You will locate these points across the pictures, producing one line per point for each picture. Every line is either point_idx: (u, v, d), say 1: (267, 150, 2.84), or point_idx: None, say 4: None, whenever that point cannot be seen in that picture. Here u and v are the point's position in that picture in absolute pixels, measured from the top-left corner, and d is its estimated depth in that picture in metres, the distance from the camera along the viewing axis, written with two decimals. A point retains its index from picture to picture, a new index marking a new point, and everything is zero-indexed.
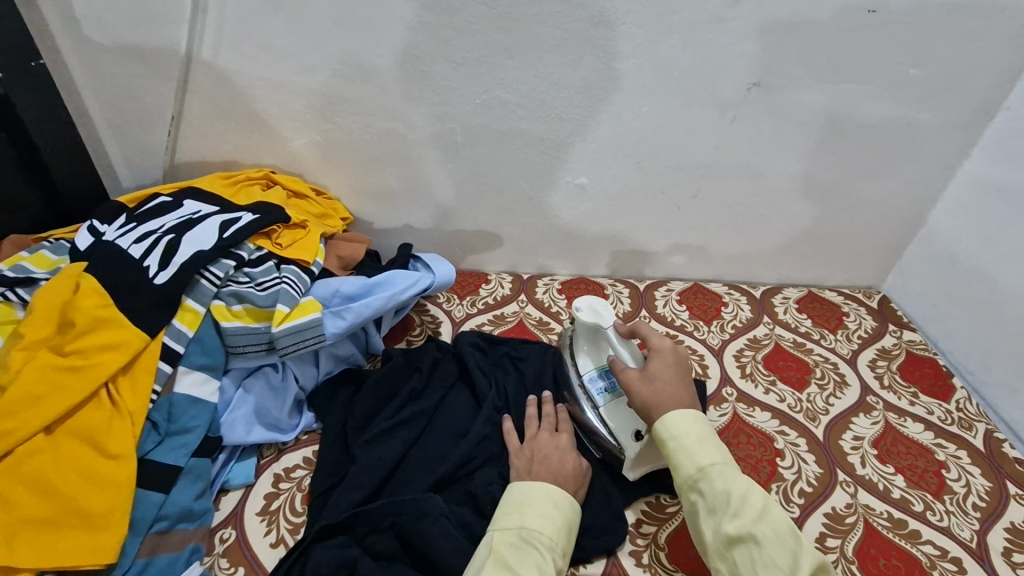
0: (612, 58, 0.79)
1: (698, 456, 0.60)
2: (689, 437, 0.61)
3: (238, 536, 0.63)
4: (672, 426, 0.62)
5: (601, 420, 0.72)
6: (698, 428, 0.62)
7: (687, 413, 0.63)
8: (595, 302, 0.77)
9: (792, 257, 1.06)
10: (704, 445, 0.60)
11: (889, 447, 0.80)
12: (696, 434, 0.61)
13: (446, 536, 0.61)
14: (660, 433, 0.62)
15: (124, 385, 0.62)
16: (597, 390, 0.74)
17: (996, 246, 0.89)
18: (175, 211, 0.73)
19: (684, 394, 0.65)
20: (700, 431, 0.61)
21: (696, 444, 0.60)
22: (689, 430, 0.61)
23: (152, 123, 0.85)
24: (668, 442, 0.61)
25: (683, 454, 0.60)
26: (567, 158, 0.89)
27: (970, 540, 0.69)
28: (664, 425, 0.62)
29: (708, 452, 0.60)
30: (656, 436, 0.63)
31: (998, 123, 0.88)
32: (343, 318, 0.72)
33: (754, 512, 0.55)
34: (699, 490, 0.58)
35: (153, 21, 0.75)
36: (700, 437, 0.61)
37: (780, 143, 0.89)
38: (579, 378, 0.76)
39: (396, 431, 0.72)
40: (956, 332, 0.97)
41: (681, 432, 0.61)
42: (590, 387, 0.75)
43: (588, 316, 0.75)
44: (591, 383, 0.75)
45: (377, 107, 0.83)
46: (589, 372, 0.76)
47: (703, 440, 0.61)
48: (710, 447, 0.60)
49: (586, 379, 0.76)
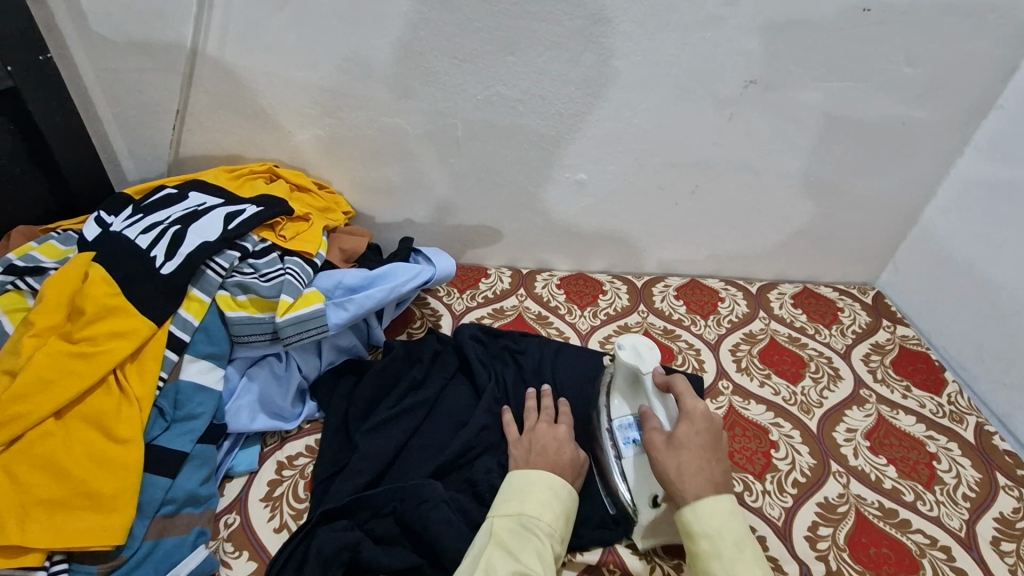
0: (612, 55, 0.80)
1: (736, 569, 0.54)
2: (726, 541, 0.55)
3: (242, 522, 0.65)
4: (707, 523, 0.56)
5: (622, 473, 0.68)
6: (736, 531, 0.56)
7: (721, 500, 0.57)
8: (639, 343, 0.71)
9: (788, 253, 1.07)
10: (742, 554, 0.55)
11: (882, 439, 0.81)
12: (732, 539, 0.55)
13: (446, 521, 0.62)
14: (692, 528, 0.57)
15: (132, 372, 0.63)
16: (625, 440, 0.69)
17: (988, 242, 0.90)
18: (181, 203, 0.74)
19: (713, 471, 0.59)
20: (738, 535, 0.56)
21: (732, 551, 0.55)
22: (727, 533, 0.56)
23: (158, 117, 0.86)
24: (701, 540, 0.56)
25: (717, 560, 0.55)
26: (566, 154, 0.91)
27: (960, 529, 0.71)
28: (698, 520, 0.56)
29: (745, 562, 0.54)
30: (686, 530, 0.57)
31: (990, 121, 0.89)
32: (346, 309, 0.74)
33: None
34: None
35: (161, 17, 0.76)
36: (737, 543, 0.55)
37: (776, 140, 0.91)
38: (609, 423, 0.71)
39: (397, 420, 0.73)
40: (948, 328, 0.98)
41: (717, 532, 0.56)
42: (620, 437, 0.69)
43: (628, 358, 0.70)
44: (621, 432, 0.70)
45: (380, 102, 0.84)
46: (622, 418, 0.71)
47: (741, 547, 0.55)
48: (748, 556, 0.55)
49: (616, 426, 0.70)
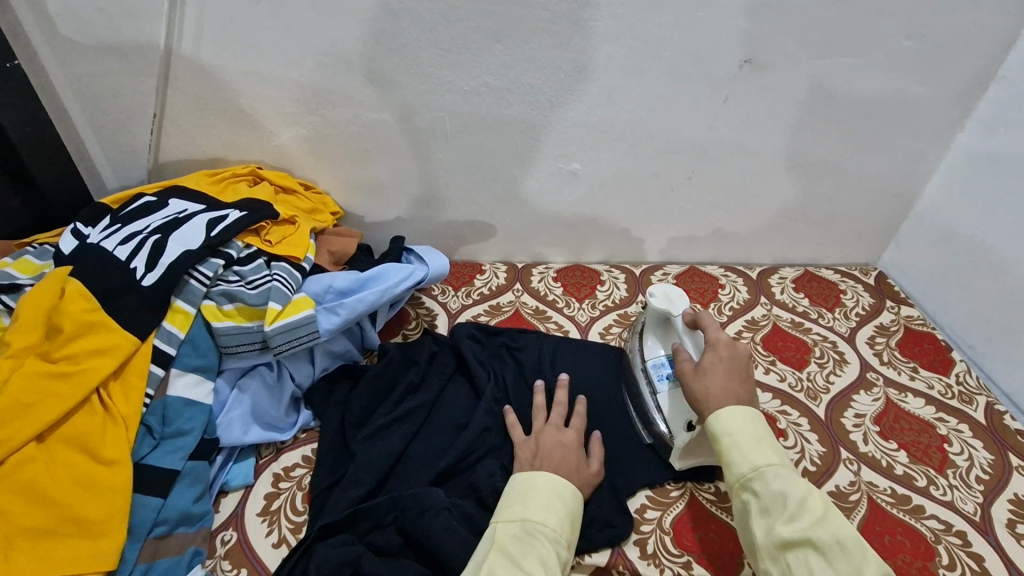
0: (600, 40, 0.77)
1: (754, 456, 0.57)
2: (745, 436, 0.59)
3: (240, 538, 0.63)
4: (726, 421, 0.60)
5: (657, 406, 0.72)
6: (754, 427, 0.59)
7: (742, 408, 0.61)
8: (669, 290, 0.76)
9: (788, 236, 1.05)
10: (760, 444, 0.58)
11: (891, 423, 0.80)
12: (751, 433, 0.59)
13: (450, 528, 0.60)
14: (713, 428, 0.60)
15: (116, 389, 0.61)
16: (660, 376, 0.74)
17: (993, 218, 0.88)
18: (160, 211, 0.71)
19: (737, 390, 0.62)
20: (756, 431, 0.59)
21: (751, 443, 0.58)
22: (744, 429, 0.59)
23: (134, 122, 0.83)
24: (721, 438, 0.59)
25: (737, 453, 0.58)
26: (559, 143, 0.88)
27: (974, 513, 0.69)
28: (718, 420, 0.60)
29: (764, 452, 0.58)
30: (709, 432, 0.61)
31: (992, 93, 0.87)
32: (337, 314, 0.71)
33: (814, 517, 0.53)
34: (753, 490, 0.56)
35: (130, 17, 0.73)
36: (756, 437, 0.59)
37: (773, 121, 0.88)
38: (642, 362, 0.76)
39: (396, 426, 0.71)
40: (955, 307, 0.96)
41: (735, 428, 0.59)
42: (653, 374, 0.74)
43: (659, 301, 0.75)
44: (655, 370, 0.75)
45: (363, 97, 0.82)
46: (656, 358, 0.76)
47: (758, 439, 0.58)
48: (766, 446, 0.58)
49: (650, 366, 0.75)
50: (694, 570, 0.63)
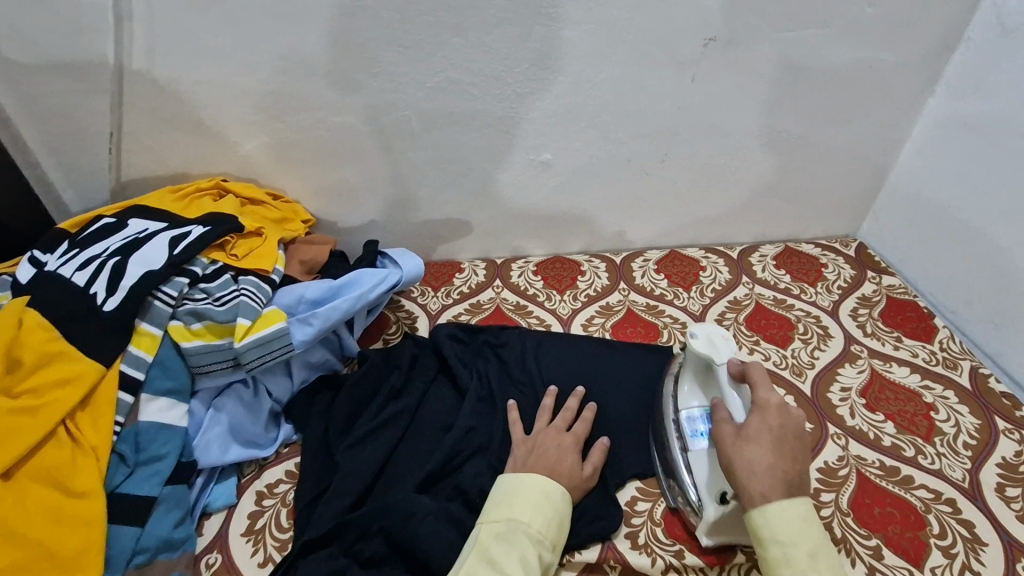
0: (562, 26, 0.76)
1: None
2: (800, 550, 0.53)
3: (224, 560, 0.62)
4: (778, 530, 0.54)
5: (687, 467, 0.66)
6: (809, 538, 0.53)
7: (794, 504, 0.54)
8: (714, 332, 0.70)
9: (768, 212, 1.04)
10: (816, 562, 0.52)
11: (877, 394, 0.80)
12: (806, 546, 0.53)
13: (435, 534, 0.60)
14: (761, 533, 0.54)
15: (83, 420, 0.59)
16: (695, 433, 0.68)
17: (968, 181, 0.88)
18: (120, 232, 0.70)
19: (786, 469, 0.56)
20: (811, 545, 0.53)
21: (806, 560, 0.52)
22: (798, 541, 0.53)
23: (91, 141, 0.81)
24: (772, 546, 0.54)
25: (789, 569, 0.53)
26: (528, 133, 0.87)
27: (963, 479, 0.69)
28: (769, 528, 0.54)
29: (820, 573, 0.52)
30: (755, 534, 0.55)
31: (959, 55, 0.87)
32: (311, 325, 0.70)
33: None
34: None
35: (78, 34, 0.71)
36: (811, 553, 0.53)
37: (743, 97, 0.87)
38: (675, 412, 0.70)
39: (379, 433, 0.70)
40: (935, 273, 0.96)
41: (788, 540, 0.53)
42: (687, 428, 0.68)
43: (700, 346, 0.69)
44: (689, 424, 0.69)
45: (324, 100, 0.80)
46: (691, 411, 0.69)
47: (814, 555, 0.53)
48: (822, 565, 0.53)
49: (684, 417, 0.69)
50: (686, 560, 0.63)
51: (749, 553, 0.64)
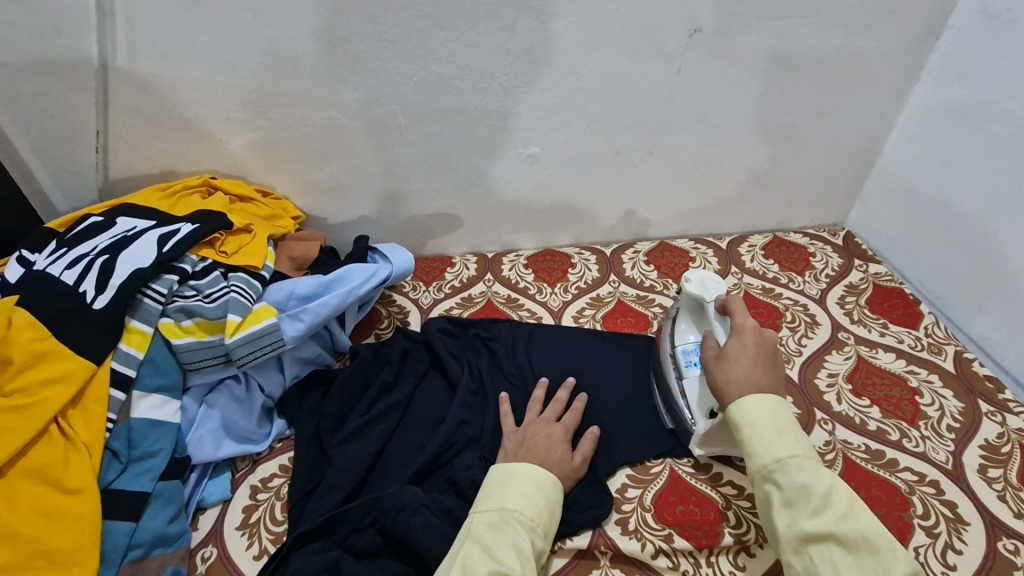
0: (548, 19, 0.76)
1: (776, 447, 0.55)
2: (769, 426, 0.56)
3: (220, 553, 0.62)
4: (746, 410, 0.58)
5: (681, 391, 0.72)
6: (778, 417, 0.57)
7: (763, 396, 0.58)
8: (706, 277, 0.75)
9: (757, 203, 1.05)
10: (783, 434, 0.56)
11: (863, 380, 0.81)
12: (772, 422, 0.57)
13: (428, 525, 0.60)
14: (734, 416, 0.58)
15: (76, 417, 0.60)
16: (689, 363, 0.72)
17: (951, 168, 0.89)
18: (108, 230, 0.70)
19: (761, 376, 0.60)
20: (778, 420, 0.57)
21: (773, 432, 0.56)
22: (766, 417, 0.57)
23: (77, 140, 0.80)
24: (743, 427, 0.57)
25: (759, 443, 0.56)
26: (516, 127, 0.87)
27: (946, 462, 0.71)
28: (739, 410, 0.58)
29: (787, 443, 0.55)
30: (730, 421, 0.59)
31: (943, 44, 0.88)
32: (300, 320, 0.70)
33: (838, 512, 0.51)
34: (776, 482, 0.54)
35: (63, 32, 0.70)
36: (778, 426, 0.56)
37: (730, 88, 0.88)
38: (672, 348, 0.75)
39: (371, 427, 0.71)
40: (920, 260, 0.97)
41: (757, 418, 0.57)
42: (682, 359, 0.73)
43: (692, 285, 0.74)
44: (684, 356, 0.73)
45: (312, 96, 0.80)
46: (686, 344, 0.74)
47: (781, 429, 0.56)
48: (788, 437, 0.56)
49: (679, 351, 0.74)
50: (675, 543, 0.64)
51: (737, 536, 0.65)
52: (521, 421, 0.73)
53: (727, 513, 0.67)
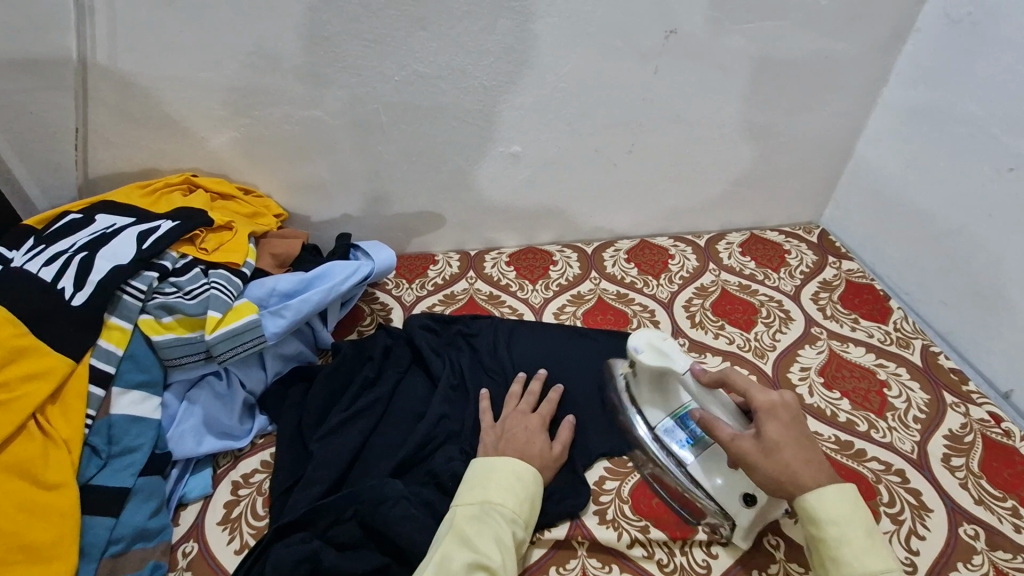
0: (525, 19, 0.78)
1: (870, 559, 0.53)
2: (856, 530, 0.55)
3: (201, 548, 0.63)
4: (834, 511, 0.55)
5: (694, 479, 0.66)
6: (862, 519, 0.55)
7: (844, 490, 0.57)
8: (655, 340, 0.68)
9: (734, 201, 1.07)
10: (873, 544, 0.54)
11: (834, 372, 0.83)
12: (861, 528, 0.55)
13: (408, 516, 0.61)
14: (818, 515, 0.56)
15: (54, 413, 0.60)
16: (680, 443, 0.68)
17: (918, 167, 0.92)
18: (87, 228, 0.70)
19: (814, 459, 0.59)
20: (865, 527, 0.55)
21: (863, 542, 0.54)
22: (854, 521, 0.55)
23: (56, 137, 0.80)
24: (829, 529, 0.55)
25: (849, 551, 0.54)
26: (496, 125, 0.88)
27: (912, 451, 0.73)
28: (826, 510, 0.55)
29: (879, 556, 0.54)
30: (810, 519, 0.56)
31: (910, 47, 0.91)
32: (283, 317, 0.71)
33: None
34: None
35: (40, 29, 0.70)
36: (866, 535, 0.55)
37: (705, 89, 0.90)
38: (654, 431, 0.69)
39: (352, 422, 0.72)
40: (890, 257, 0.99)
41: (846, 520, 0.55)
42: (672, 443, 0.68)
43: (651, 359, 0.67)
44: (670, 437, 0.68)
45: (293, 94, 0.80)
46: (664, 423, 0.69)
47: (870, 538, 0.55)
48: (877, 548, 0.54)
49: (663, 433, 0.68)
50: (650, 534, 0.65)
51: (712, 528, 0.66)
52: (498, 417, 0.74)
53: None
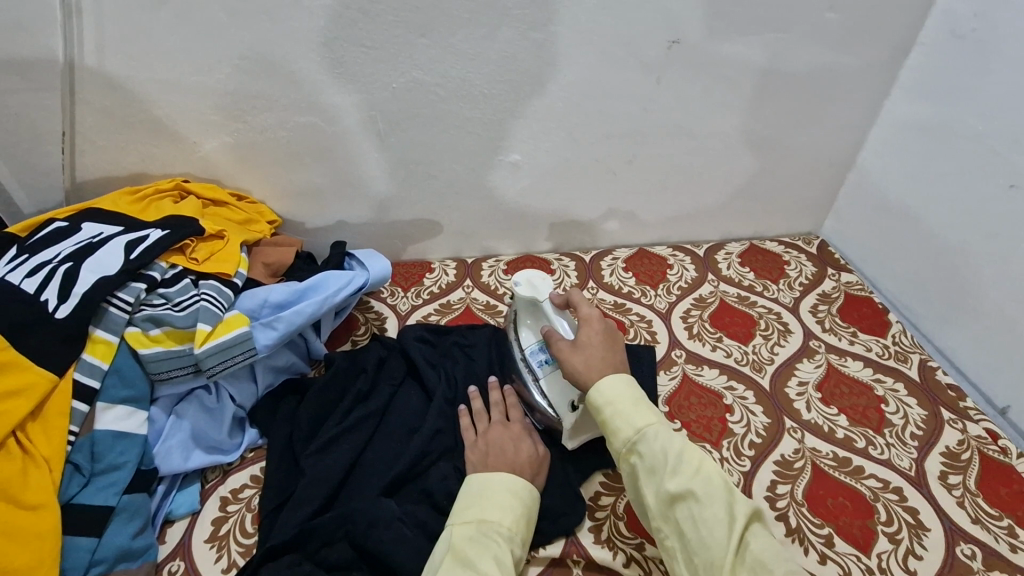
0: (528, 28, 0.77)
1: (635, 419, 0.59)
2: (625, 402, 0.61)
3: (188, 567, 0.61)
4: (607, 392, 0.61)
5: (541, 393, 0.73)
6: (630, 391, 0.61)
7: (617, 375, 0.63)
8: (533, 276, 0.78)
9: (735, 212, 1.07)
10: (638, 407, 0.60)
11: (833, 388, 0.82)
12: (629, 398, 0.61)
13: (401, 536, 0.60)
14: (596, 400, 0.62)
15: (35, 431, 0.59)
16: (538, 363, 0.74)
17: (919, 182, 0.91)
18: (73, 236, 0.68)
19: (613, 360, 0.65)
20: (633, 394, 0.61)
21: (629, 407, 0.60)
22: (622, 394, 0.61)
23: (42, 141, 0.77)
24: (604, 408, 0.61)
25: (620, 419, 0.60)
26: (496, 133, 0.87)
27: (910, 469, 0.73)
28: (600, 393, 0.61)
29: (642, 414, 0.60)
30: (592, 405, 0.62)
31: (913, 59, 0.90)
32: (275, 329, 0.70)
33: (690, 468, 0.56)
34: (638, 452, 0.58)
35: (28, 31, 0.68)
36: (633, 401, 0.61)
37: (708, 100, 0.89)
38: (521, 352, 0.76)
39: (344, 436, 0.70)
40: (890, 270, 0.99)
41: (615, 397, 0.61)
42: (532, 361, 0.74)
43: (524, 290, 0.76)
44: (533, 357, 0.75)
45: (290, 100, 0.78)
46: (531, 345, 0.76)
47: (637, 402, 0.61)
48: (642, 408, 0.60)
49: (527, 353, 0.75)
50: (646, 551, 0.65)
51: None
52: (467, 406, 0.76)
53: None
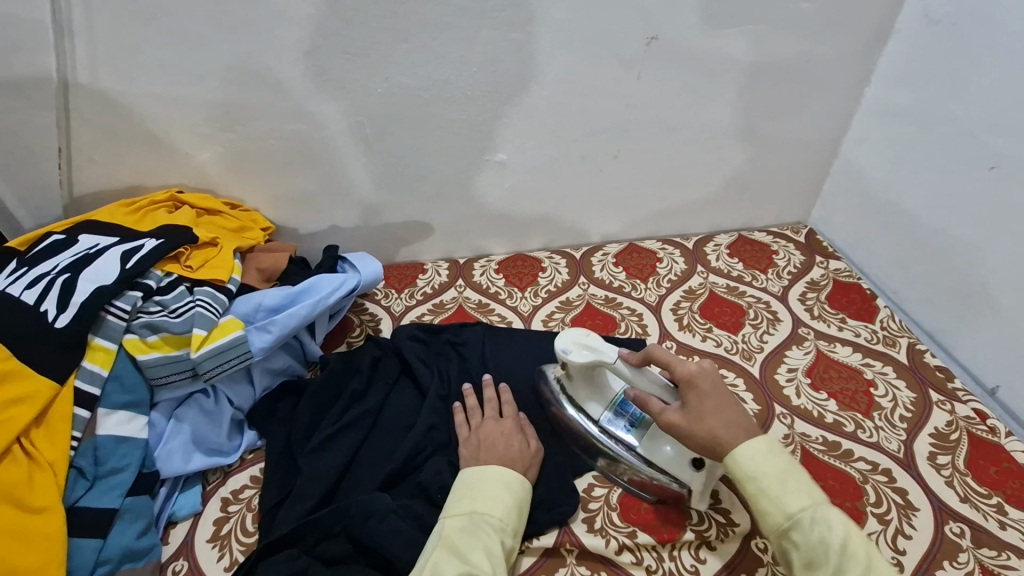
0: (508, 30, 0.78)
1: (786, 502, 0.55)
2: (771, 480, 0.56)
3: (190, 566, 0.63)
4: (751, 467, 0.57)
5: (646, 461, 0.68)
6: (777, 467, 0.57)
7: (757, 443, 0.58)
8: (583, 337, 0.68)
9: (723, 204, 1.08)
10: (788, 487, 0.56)
11: (822, 374, 0.83)
12: (776, 476, 0.56)
13: (397, 530, 0.62)
14: (738, 475, 0.57)
15: (39, 437, 0.60)
16: (624, 430, 0.69)
17: (902, 167, 0.92)
18: (70, 248, 0.70)
19: (737, 417, 0.60)
20: (782, 470, 0.57)
21: (778, 487, 0.56)
22: (770, 470, 0.57)
23: (37, 157, 0.79)
24: (749, 485, 0.57)
25: (767, 500, 0.56)
26: (481, 134, 0.88)
27: (898, 451, 0.74)
28: (740, 467, 0.57)
29: (794, 496, 0.55)
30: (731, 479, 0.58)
31: (891, 47, 0.91)
32: (270, 332, 0.71)
33: (858, 566, 0.52)
34: (792, 540, 0.54)
35: (21, 51, 0.70)
36: (781, 478, 0.56)
37: (690, 94, 0.90)
38: (598, 424, 0.70)
39: (340, 435, 0.72)
40: (877, 256, 1.00)
41: (761, 474, 0.56)
42: (616, 431, 0.69)
43: (582, 357, 0.67)
44: (614, 426, 0.70)
45: (278, 108, 0.80)
46: (605, 415, 0.70)
47: (785, 480, 0.56)
48: (793, 488, 0.56)
49: (607, 424, 0.70)
50: (638, 539, 0.66)
51: (699, 531, 0.67)
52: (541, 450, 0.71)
53: (690, 510, 0.69)
